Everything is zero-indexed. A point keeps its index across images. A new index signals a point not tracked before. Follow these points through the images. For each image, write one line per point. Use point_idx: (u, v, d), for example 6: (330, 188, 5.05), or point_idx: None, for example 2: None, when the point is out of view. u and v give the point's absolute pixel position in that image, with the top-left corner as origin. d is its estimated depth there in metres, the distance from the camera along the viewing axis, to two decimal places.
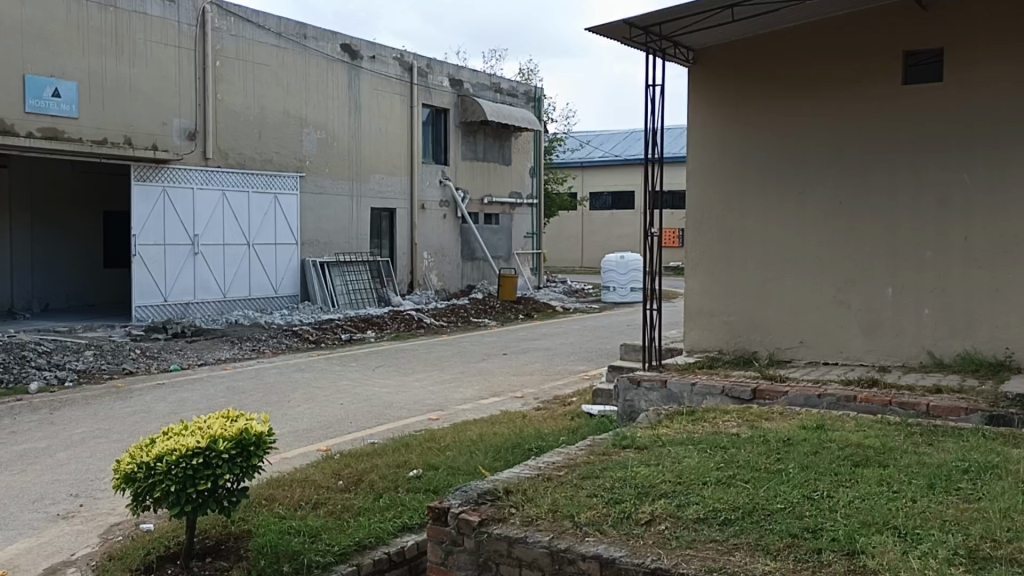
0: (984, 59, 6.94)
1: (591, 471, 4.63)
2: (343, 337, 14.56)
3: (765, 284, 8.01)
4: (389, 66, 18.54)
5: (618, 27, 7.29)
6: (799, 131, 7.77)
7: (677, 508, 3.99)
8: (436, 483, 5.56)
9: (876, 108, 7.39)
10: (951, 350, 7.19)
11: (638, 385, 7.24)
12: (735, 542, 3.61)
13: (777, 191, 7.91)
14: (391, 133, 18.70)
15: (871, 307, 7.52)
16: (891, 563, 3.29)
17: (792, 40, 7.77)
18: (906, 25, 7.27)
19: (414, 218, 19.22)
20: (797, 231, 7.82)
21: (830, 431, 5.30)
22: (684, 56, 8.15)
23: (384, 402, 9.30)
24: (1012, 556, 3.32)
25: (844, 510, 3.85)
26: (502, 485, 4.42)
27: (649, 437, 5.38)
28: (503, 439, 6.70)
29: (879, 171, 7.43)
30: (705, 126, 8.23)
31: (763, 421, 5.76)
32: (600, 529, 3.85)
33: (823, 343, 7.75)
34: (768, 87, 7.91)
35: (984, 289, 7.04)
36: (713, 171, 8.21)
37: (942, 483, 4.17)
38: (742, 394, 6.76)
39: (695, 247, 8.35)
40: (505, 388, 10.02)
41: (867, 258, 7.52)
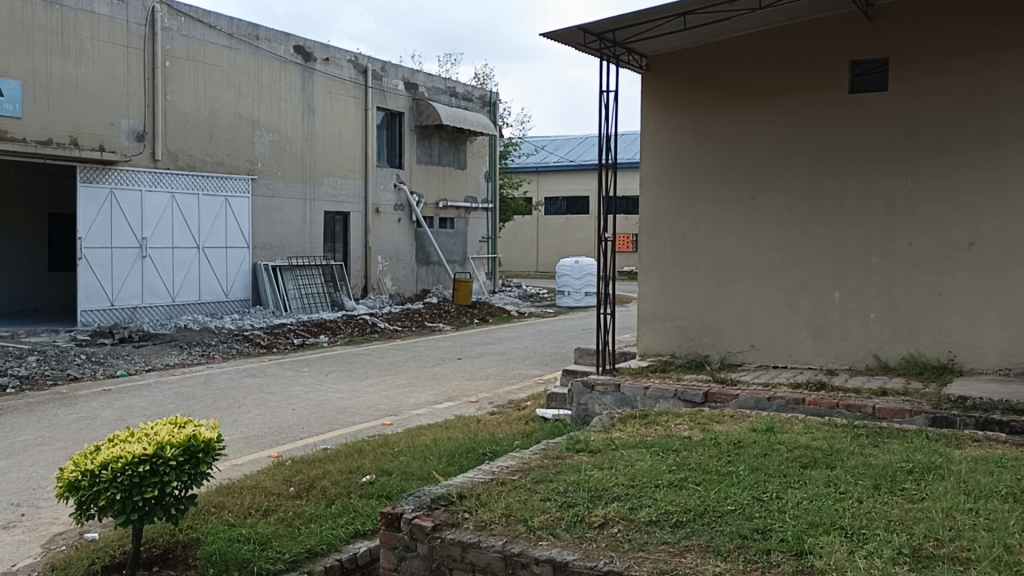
0: (927, 71, 7.13)
1: (544, 475, 4.64)
2: (295, 342, 14.40)
3: (717, 288, 8.10)
4: (343, 68, 18.41)
5: (572, 33, 7.34)
6: (750, 138, 7.89)
7: (629, 511, 4.02)
8: (389, 489, 5.53)
9: (824, 116, 7.54)
10: (896, 353, 7.36)
11: (591, 388, 7.28)
12: (686, 544, 3.65)
13: (728, 197, 8.02)
14: (345, 136, 18.56)
15: (820, 311, 7.66)
16: (837, 563, 3.35)
17: (742, 49, 7.89)
18: (853, 36, 7.43)
19: (368, 222, 19.10)
20: (748, 237, 7.94)
21: (779, 433, 5.39)
22: (637, 62, 8.23)
23: (337, 407, 9.21)
24: (954, 554, 3.40)
25: (793, 511, 3.91)
26: (455, 490, 4.41)
27: (603, 440, 5.41)
28: (457, 443, 6.68)
29: (827, 178, 7.58)
30: (658, 133, 8.31)
31: (714, 424, 5.84)
32: (553, 532, 3.86)
33: (773, 346, 7.87)
34: (719, 94, 8.02)
35: (928, 293, 7.22)
36: (665, 176, 8.29)
37: (888, 484, 4.26)
38: (694, 397, 6.84)
39: (648, 252, 8.42)
40: (459, 393, 10.01)
41: (816, 263, 7.66)
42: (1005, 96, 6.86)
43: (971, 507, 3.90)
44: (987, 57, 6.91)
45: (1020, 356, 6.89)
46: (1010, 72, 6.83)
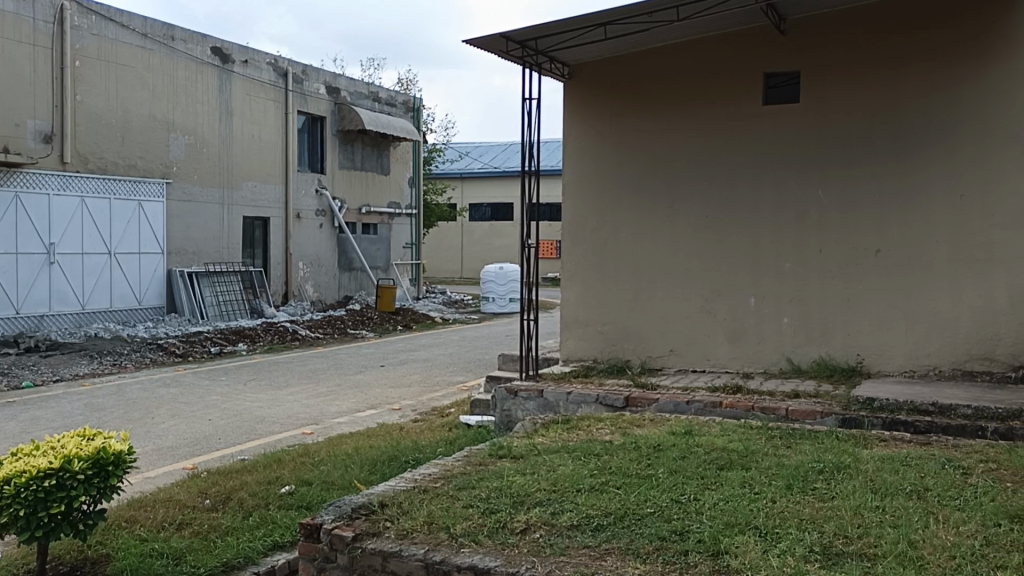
0: (835, 84, 7.40)
1: (467, 482, 4.63)
2: (212, 351, 14.05)
3: (637, 294, 8.23)
4: (263, 71, 18.06)
5: (494, 40, 7.35)
6: (669, 147, 8.05)
7: (551, 516, 4.04)
8: (309, 499, 5.43)
9: (739, 127, 7.75)
10: (808, 357, 7.59)
11: (515, 394, 7.31)
12: (606, 548, 3.69)
13: (648, 205, 8.16)
14: (264, 140, 18.20)
15: (735, 315, 7.86)
16: (751, 561, 3.44)
17: (662, 60, 8.04)
18: (766, 48, 7.65)
19: (288, 227, 18.79)
20: (667, 244, 8.09)
21: (697, 435, 5.50)
22: (559, 71, 8.30)
23: (255, 417, 9.02)
24: (862, 551, 3.53)
25: (709, 512, 3.99)
26: (376, 499, 4.36)
27: (525, 446, 5.44)
28: (379, 451, 6.61)
29: (743, 187, 7.78)
30: (580, 140, 8.41)
31: (634, 428, 5.92)
32: (476, 539, 3.85)
33: (692, 350, 8.03)
34: (640, 101, 8.15)
35: (838, 298, 7.48)
36: (587, 184, 8.40)
37: (799, 484, 4.39)
38: (615, 401, 6.91)
39: (570, 258, 8.51)
40: (382, 400, 9.91)
41: (733, 270, 7.86)
42: (909, 110, 7.15)
43: (878, 505, 4.05)
44: (893, 72, 7.19)
45: (923, 358, 7.19)
46: (914, 87, 7.12)
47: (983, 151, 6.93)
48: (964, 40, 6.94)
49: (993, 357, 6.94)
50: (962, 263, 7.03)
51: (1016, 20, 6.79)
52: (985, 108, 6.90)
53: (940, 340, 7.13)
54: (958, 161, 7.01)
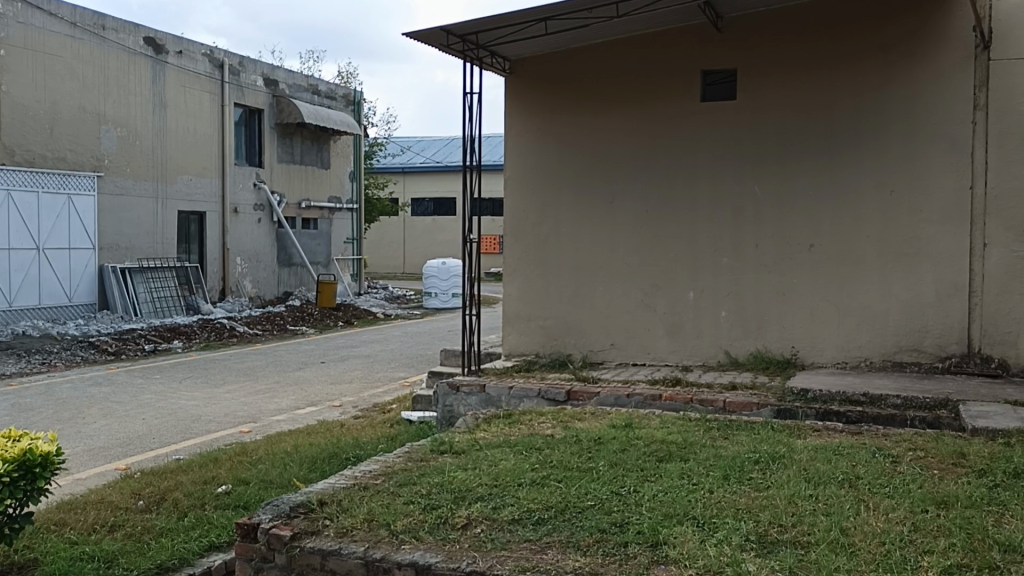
0: (770, 82, 7.54)
1: (407, 478, 4.60)
2: (145, 348, 13.72)
3: (578, 289, 8.29)
4: (198, 62, 17.67)
5: (434, 34, 7.29)
6: (609, 144, 8.10)
7: (492, 511, 4.04)
8: (246, 498, 5.34)
9: (677, 124, 7.85)
10: (744, 349, 7.73)
11: (457, 390, 7.30)
12: (547, 541, 3.71)
13: (588, 201, 8.21)
14: (200, 132, 17.81)
15: (674, 310, 7.96)
16: (689, 551, 3.49)
17: (602, 56, 8.09)
18: (703, 46, 7.75)
19: (225, 222, 18.44)
20: (606, 239, 8.16)
21: (636, 428, 5.56)
22: (500, 65, 8.29)
23: (190, 416, 8.83)
24: (796, 539, 3.61)
25: (649, 503, 4.04)
26: (315, 497, 4.31)
27: (467, 441, 5.42)
28: (319, 449, 6.53)
29: (681, 184, 7.88)
30: (521, 136, 8.42)
31: (575, 422, 5.95)
32: (416, 535, 3.83)
33: (632, 345, 8.11)
34: (581, 97, 8.19)
35: (773, 291, 7.63)
36: (527, 179, 8.41)
37: (736, 474, 4.48)
38: (557, 395, 6.95)
39: (512, 253, 8.51)
40: (322, 398, 9.79)
41: (671, 265, 7.96)
42: (841, 108, 7.32)
43: (812, 494, 4.14)
44: (825, 72, 7.36)
45: (855, 350, 7.37)
46: (845, 86, 7.29)
47: (911, 149, 7.13)
48: (894, 42, 7.13)
49: (921, 349, 7.16)
50: (891, 257, 7.23)
51: (942, 23, 7.01)
52: (913, 108, 7.10)
53: (870, 332, 7.32)
54: (887, 158, 7.20)
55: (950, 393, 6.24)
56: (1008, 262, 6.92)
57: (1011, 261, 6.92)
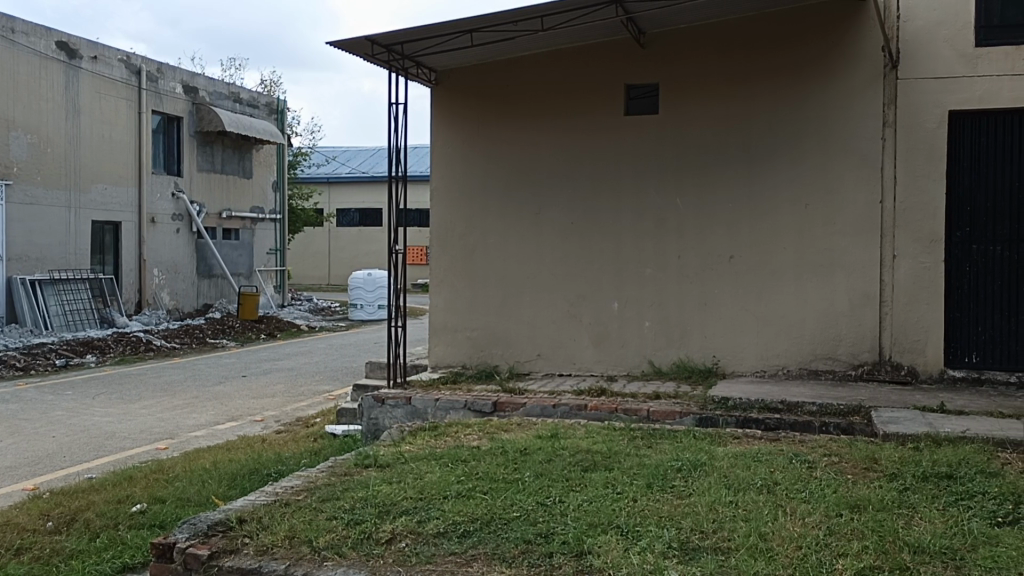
0: (691, 98, 7.70)
1: (331, 493, 4.53)
2: (57, 363, 13.21)
3: (505, 300, 8.30)
4: (114, 68, 17.18)
5: (359, 43, 7.22)
6: (534, 155, 8.16)
7: (417, 524, 4.01)
8: (163, 517, 5.16)
9: (601, 137, 7.95)
10: (668, 358, 7.85)
11: (383, 402, 7.22)
12: (473, 554, 3.69)
13: (514, 211, 8.25)
14: (115, 140, 17.29)
15: (600, 320, 8.04)
16: (613, 560, 3.51)
17: (528, 69, 8.14)
18: (626, 60, 7.88)
19: (142, 232, 17.91)
20: (533, 250, 8.20)
21: (562, 438, 5.59)
22: (426, 76, 8.26)
23: (104, 432, 8.52)
24: (717, 545, 3.67)
25: (574, 513, 4.06)
26: (235, 514, 4.21)
27: (392, 454, 5.37)
28: (239, 465, 6.37)
29: (605, 195, 7.98)
30: (447, 146, 8.41)
31: (502, 433, 5.96)
32: (340, 551, 3.77)
33: (558, 355, 8.16)
34: (507, 109, 8.23)
35: (695, 302, 7.78)
36: (454, 190, 8.40)
37: (659, 482, 4.54)
38: (483, 407, 6.93)
39: (439, 264, 8.48)
40: (243, 412, 9.58)
41: (596, 275, 8.05)
42: (759, 123, 7.53)
43: (732, 500, 4.22)
44: (743, 87, 7.56)
45: (773, 359, 7.56)
46: (763, 102, 7.50)
47: (825, 164, 7.37)
48: (808, 60, 7.37)
49: (835, 357, 7.39)
50: (807, 267, 7.45)
51: (853, 43, 7.27)
52: (827, 123, 7.35)
53: (787, 340, 7.52)
54: (802, 171, 7.43)
55: (864, 400, 6.45)
56: (915, 272, 7.21)
57: (919, 271, 7.20)
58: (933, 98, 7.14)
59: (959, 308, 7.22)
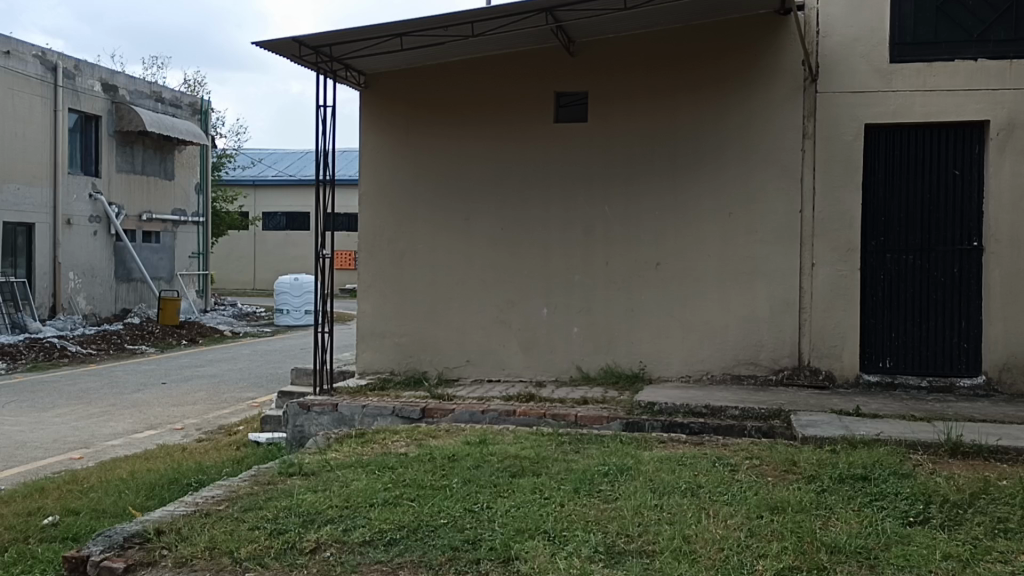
0: (619, 107, 7.80)
1: (253, 502, 4.43)
2: None
3: (434, 305, 8.26)
4: (28, 64, 16.50)
5: (285, 44, 7.10)
6: (464, 161, 8.15)
7: (342, 533, 3.94)
8: (75, 529, 4.97)
9: (531, 144, 7.99)
10: (595, 364, 7.92)
11: (308, 409, 7.10)
12: (399, 562, 3.66)
13: (444, 217, 8.22)
14: (29, 139, 16.61)
15: (528, 325, 8.07)
16: (540, 565, 3.52)
17: (457, 75, 8.13)
18: (556, 68, 7.94)
19: (57, 234, 17.25)
20: (462, 255, 8.18)
21: (491, 444, 5.58)
22: (354, 79, 8.17)
23: (13, 442, 8.16)
24: (642, 548, 3.72)
25: (502, 519, 4.06)
26: (152, 526, 4.08)
27: (318, 462, 5.28)
28: (158, 474, 6.18)
29: (534, 203, 8.02)
30: (376, 151, 8.33)
31: (430, 439, 5.93)
32: (262, 562, 3.69)
33: (487, 361, 8.15)
34: (436, 114, 8.20)
35: (622, 308, 7.87)
36: (383, 195, 8.33)
37: (586, 487, 4.57)
38: (411, 413, 6.87)
39: (367, 269, 8.39)
40: (162, 420, 9.29)
41: (525, 282, 8.07)
42: (684, 133, 7.67)
43: (657, 503, 4.28)
44: (669, 96, 7.70)
45: (698, 364, 7.70)
46: (688, 112, 7.65)
47: (748, 173, 7.55)
48: (732, 73, 7.55)
49: (757, 362, 7.56)
50: (730, 275, 7.62)
51: (774, 56, 7.47)
52: (749, 134, 7.54)
53: (711, 346, 7.67)
54: (726, 180, 7.60)
55: (784, 404, 6.62)
56: (833, 280, 7.44)
57: (835, 279, 7.43)
58: (849, 112, 7.38)
59: (873, 315, 7.48)
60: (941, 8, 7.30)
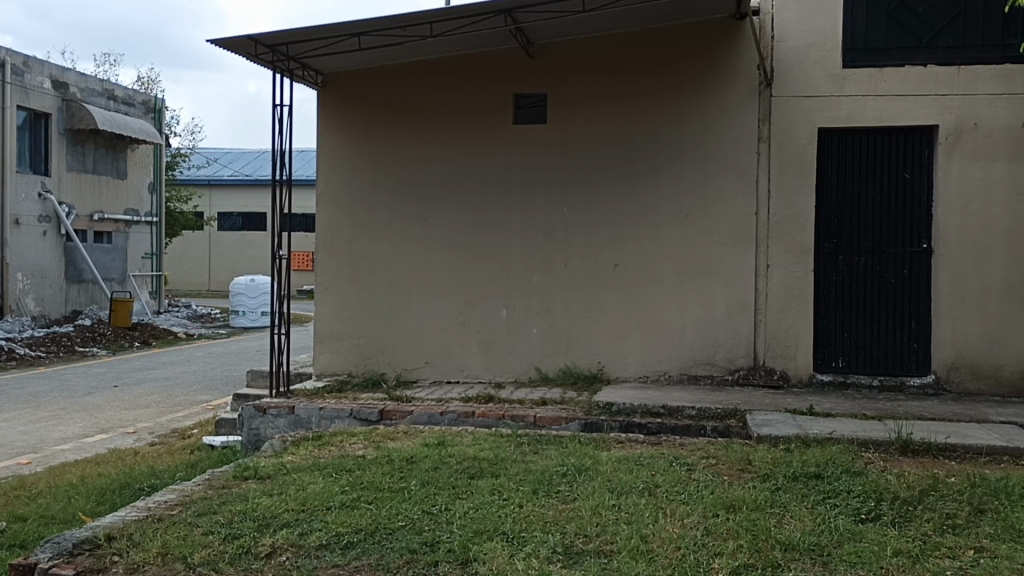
0: (579, 109, 7.84)
1: (207, 507, 4.35)
2: None
3: (393, 306, 8.21)
4: None
5: (242, 42, 7.01)
6: (423, 162, 8.12)
7: (298, 537, 3.90)
8: (23, 536, 4.85)
9: (490, 145, 7.99)
10: (554, 365, 7.94)
11: (264, 412, 7.01)
12: (356, 565, 3.63)
13: (403, 217, 8.17)
14: None
15: (487, 327, 8.07)
16: (498, 566, 3.52)
17: (417, 75, 8.10)
18: (515, 69, 7.95)
19: (6, 233, 16.78)
20: (422, 256, 8.15)
21: (449, 446, 5.56)
22: (312, 78, 8.09)
23: None
24: (600, 548, 3.73)
25: (459, 521, 4.05)
26: (103, 531, 4.00)
27: (273, 465, 5.21)
28: (109, 479, 6.06)
29: (493, 205, 8.02)
30: (334, 150, 8.26)
31: (388, 441, 5.89)
32: (215, 567, 3.64)
33: (446, 362, 8.13)
34: (395, 114, 8.16)
35: (581, 309, 7.90)
36: (341, 195, 8.26)
37: (545, 488, 4.58)
38: (369, 415, 6.82)
39: (325, 270, 8.32)
40: (114, 424, 9.11)
41: (484, 284, 8.07)
42: (643, 136, 7.73)
43: (615, 503, 4.30)
44: (628, 99, 7.75)
45: (655, 364, 7.75)
46: (647, 115, 7.71)
47: (705, 176, 7.63)
48: (690, 77, 7.62)
49: (713, 362, 7.64)
50: (688, 276, 7.69)
51: (731, 61, 7.56)
52: (706, 138, 7.62)
53: (668, 347, 7.73)
54: (683, 182, 7.67)
55: (740, 403, 6.70)
56: (787, 281, 7.55)
57: (790, 280, 7.55)
58: (803, 116, 7.50)
59: (826, 315, 7.61)
60: (891, 15, 7.48)
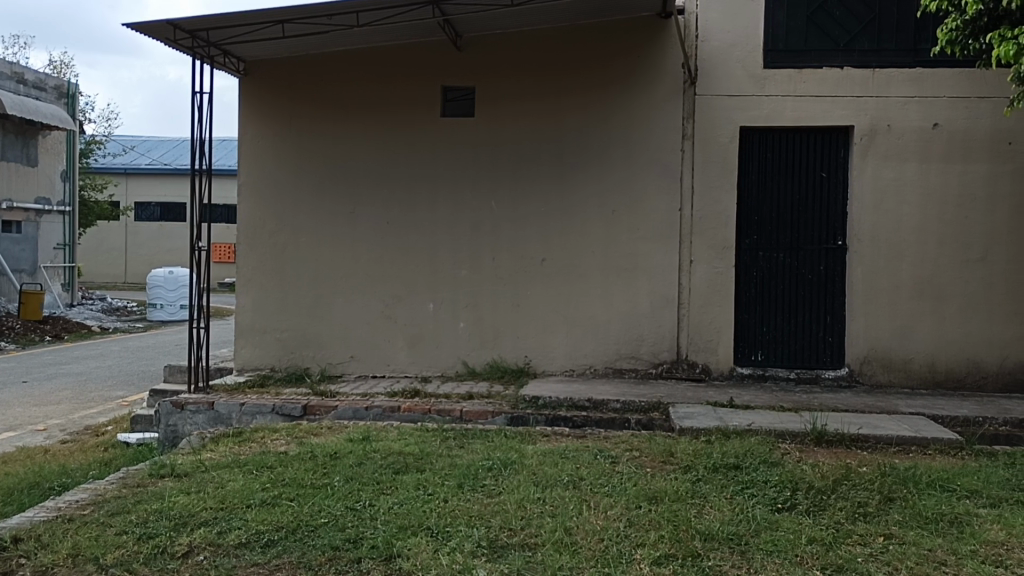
0: (507, 103, 7.83)
1: (121, 506, 4.21)
2: None
3: (317, 300, 8.08)
4: None
5: (159, 27, 6.78)
6: (349, 154, 8.01)
7: (217, 536, 3.81)
8: None
9: (418, 138, 7.93)
10: (481, 359, 7.93)
11: (182, 408, 6.81)
12: (276, 563, 3.57)
13: (329, 210, 8.05)
14: None
15: (414, 321, 8.01)
16: (422, 562, 3.50)
17: (343, 65, 7.98)
18: (443, 62, 7.90)
19: None
20: (347, 249, 8.04)
21: (374, 441, 5.51)
22: (234, 66, 7.87)
23: None
24: (524, 541, 3.75)
25: (383, 517, 4.00)
26: (9, 533, 3.83)
27: (192, 462, 5.08)
28: (16, 479, 5.80)
29: (421, 199, 7.96)
30: (257, 140, 8.08)
31: (311, 437, 5.79)
32: (130, 568, 3.52)
33: (371, 357, 8.05)
34: (321, 105, 8.02)
35: (508, 303, 7.91)
36: (265, 186, 8.08)
37: (470, 482, 4.56)
38: (292, 411, 6.71)
39: (247, 262, 8.14)
40: (22, 421, 8.74)
41: (411, 278, 8.01)
42: (570, 132, 7.78)
43: (540, 497, 4.32)
44: (556, 95, 7.78)
45: (581, 359, 7.82)
46: (574, 111, 7.76)
47: (631, 173, 7.72)
48: (617, 74, 7.70)
49: (638, 356, 7.75)
50: (614, 272, 7.78)
51: (658, 60, 7.66)
52: (633, 135, 7.71)
53: (594, 341, 7.81)
54: (610, 178, 7.74)
55: (663, 396, 6.81)
56: (709, 277, 7.70)
57: (712, 276, 7.70)
58: (726, 115, 7.65)
59: (747, 310, 7.79)
60: (811, 17, 7.67)
